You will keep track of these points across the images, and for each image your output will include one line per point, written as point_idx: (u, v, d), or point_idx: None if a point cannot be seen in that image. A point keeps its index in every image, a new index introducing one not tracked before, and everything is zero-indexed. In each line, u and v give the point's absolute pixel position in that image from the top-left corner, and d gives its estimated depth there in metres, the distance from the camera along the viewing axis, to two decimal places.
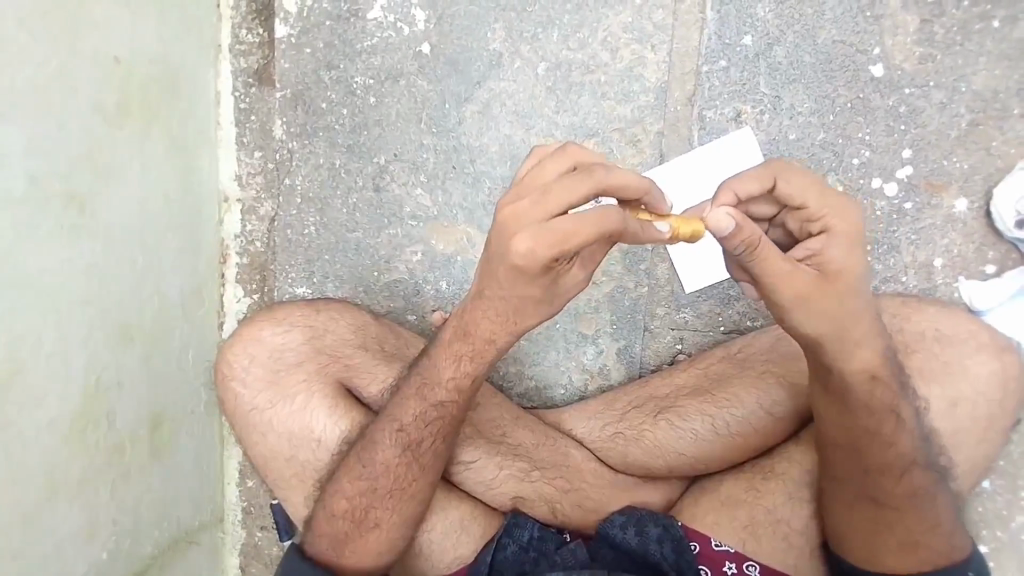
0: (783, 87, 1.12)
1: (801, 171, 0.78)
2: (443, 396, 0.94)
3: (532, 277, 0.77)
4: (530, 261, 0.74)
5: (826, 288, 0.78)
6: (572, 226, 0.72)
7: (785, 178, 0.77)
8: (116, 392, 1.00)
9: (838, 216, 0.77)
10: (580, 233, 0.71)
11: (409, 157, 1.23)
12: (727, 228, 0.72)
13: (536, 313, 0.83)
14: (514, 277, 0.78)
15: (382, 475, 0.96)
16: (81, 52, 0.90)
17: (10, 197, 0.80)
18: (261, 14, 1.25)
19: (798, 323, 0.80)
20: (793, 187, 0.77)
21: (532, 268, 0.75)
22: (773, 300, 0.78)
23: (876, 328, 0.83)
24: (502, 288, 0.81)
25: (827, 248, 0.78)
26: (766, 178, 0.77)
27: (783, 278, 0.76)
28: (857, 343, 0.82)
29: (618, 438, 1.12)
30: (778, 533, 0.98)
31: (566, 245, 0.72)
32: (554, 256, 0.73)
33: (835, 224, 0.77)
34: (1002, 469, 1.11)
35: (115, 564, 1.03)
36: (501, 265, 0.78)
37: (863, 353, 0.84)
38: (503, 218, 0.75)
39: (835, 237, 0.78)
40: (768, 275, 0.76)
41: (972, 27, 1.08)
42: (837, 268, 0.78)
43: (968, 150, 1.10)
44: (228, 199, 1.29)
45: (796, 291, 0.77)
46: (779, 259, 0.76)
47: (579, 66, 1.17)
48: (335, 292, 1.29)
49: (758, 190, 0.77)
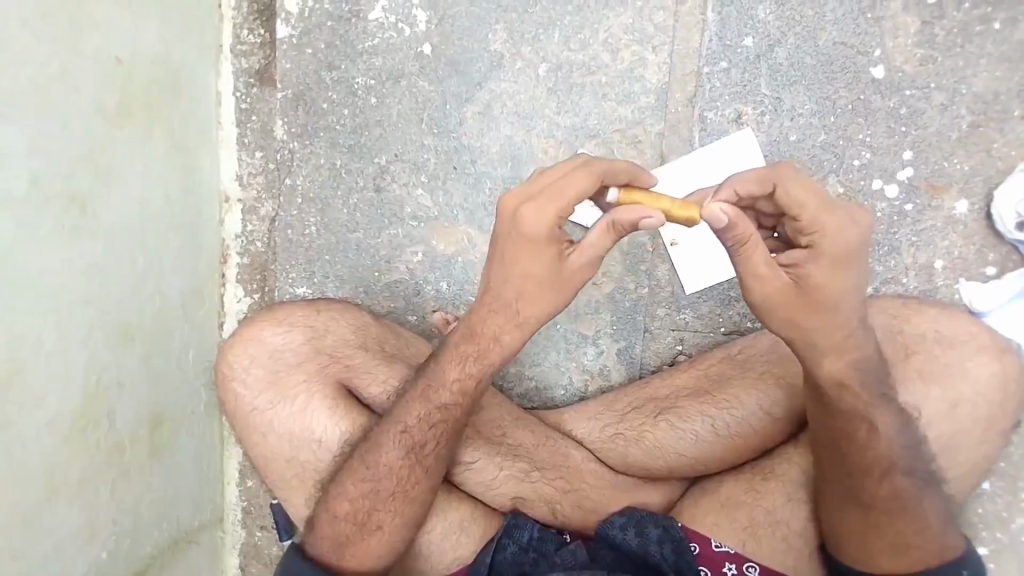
0: (784, 88, 1.13)
1: (805, 180, 0.76)
2: (446, 398, 0.95)
3: (540, 249, 0.82)
4: (536, 227, 0.80)
5: (801, 296, 0.81)
6: (565, 182, 0.78)
7: (785, 186, 0.76)
8: (116, 392, 1.00)
9: (831, 236, 0.76)
10: (571, 187, 0.77)
11: (410, 158, 1.23)
12: (720, 222, 0.74)
13: (546, 300, 0.86)
14: (521, 254, 0.83)
15: (385, 477, 0.96)
16: (82, 53, 0.90)
17: (10, 196, 0.80)
18: (262, 15, 1.25)
19: (770, 321, 0.84)
20: (792, 197, 0.76)
21: (539, 234, 0.81)
22: (747, 295, 0.82)
23: (859, 337, 0.85)
24: (507, 272, 0.85)
25: (809, 264, 0.79)
26: (767, 182, 0.76)
27: (760, 278, 0.79)
28: (826, 350, 0.85)
29: (618, 438, 1.12)
30: (778, 534, 0.98)
31: (567, 199, 0.78)
32: (559, 214, 0.79)
33: (824, 243, 0.77)
34: (1002, 470, 1.11)
35: (115, 564, 1.03)
36: (508, 246, 0.84)
37: (834, 362, 0.86)
38: (508, 202, 0.82)
39: (820, 255, 0.78)
40: (747, 273, 0.79)
41: (972, 28, 1.08)
42: (816, 283, 0.79)
43: (968, 152, 1.10)
44: (229, 199, 1.29)
45: (771, 293, 0.80)
46: (763, 261, 0.78)
47: (579, 67, 1.17)
48: (335, 292, 1.29)
49: (757, 191, 0.77)
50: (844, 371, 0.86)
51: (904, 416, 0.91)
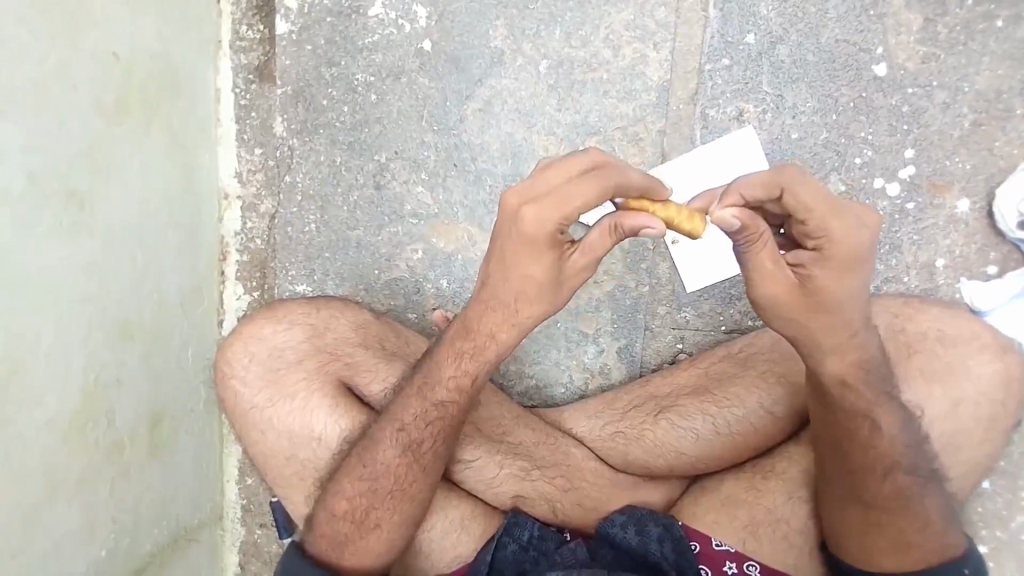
0: (786, 86, 1.12)
1: (814, 184, 0.75)
2: (443, 396, 0.95)
3: (539, 249, 0.81)
4: (538, 230, 0.78)
5: (805, 297, 0.80)
6: (574, 190, 0.76)
7: (793, 191, 0.74)
8: (115, 390, 1.00)
9: (838, 240, 0.76)
10: (578, 196, 0.75)
11: (410, 154, 1.23)
12: (732, 225, 0.75)
13: (541, 301, 0.85)
14: (521, 252, 0.82)
15: (383, 475, 0.96)
16: (81, 50, 0.89)
17: (9, 194, 0.80)
18: (262, 10, 1.24)
19: (775, 320, 0.84)
20: (799, 202, 0.75)
21: (540, 236, 0.79)
22: (752, 293, 0.82)
23: (863, 338, 0.85)
24: (506, 268, 0.84)
25: (815, 267, 0.79)
26: (773, 187, 0.75)
27: (767, 276, 0.79)
28: (831, 350, 0.85)
29: (618, 437, 1.12)
30: (778, 532, 0.98)
31: (571, 209, 0.76)
32: (561, 220, 0.77)
33: (831, 246, 0.77)
34: (1003, 469, 1.11)
35: (115, 562, 1.03)
36: (508, 242, 0.82)
37: (836, 362, 0.86)
38: (512, 199, 0.79)
39: (826, 259, 0.78)
40: (753, 270, 0.79)
41: (976, 26, 1.07)
42: (821, 284, 0.79)
43: (971, 150, 1.09)
44: (229, 196, 1.29)
45: (777, 292, 0.80)
46: (771, 257, 0.78)
47: (580, 64, 1.16)
48: (335, 290, 1.28)
49: (764, 196, 0.75)
50: (845, 369, 0.86)
51: (905, 414, 0.91)
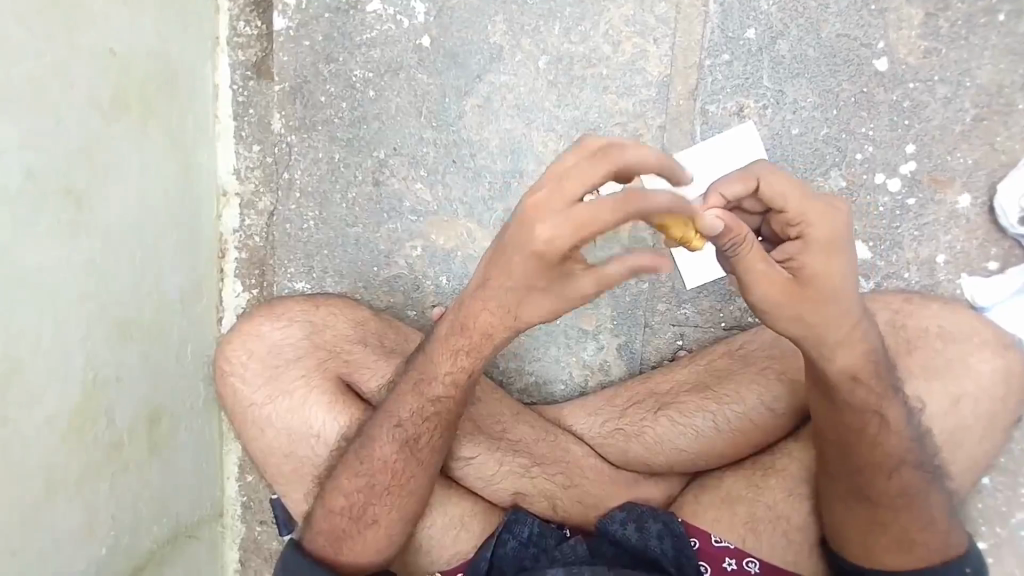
0: (786, 81, 1.11)
1: (782, 174, 0.78)
2: (440, 391, 0.94)
3: (552, 265, 0.78)
4: (549, 246, 0.75)
5: (799, 293, 0.80)
6: (593, 212, 0.71)
7: (767, 181, 0.78)
8: (115, 388, 1.00)
9: (819, 224, 0.77)
10: (598, 220, 0.71)
11: (409, 151, 1.22)
12: (718, 229, 0.75)
13: (556, 308, 0.82)
14: (531, 265, 0.78)
15: (381, 472, 0.96)
16: (79, 45, 0.89)
17: (7, 192, 0.79)
18: (260, 6, 1.24)
19: (777, 323, 0.82)
20: (775, 191, 0.77)
21: (552, 255, 0.76)
22: (749, 298, 0.81)
23: (864, 329, 0.84)
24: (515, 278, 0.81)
25: (804, 256, 0.79)
26: (748, 180, 0.78)
27: (760, 277, 0.79)
28: (836, 345, 0.83)
29: (617, 433, 1.12)
30: (778, 528, 0.98)
31: (585, 231, 0.73)
32: (575, 241, 0.74)
33: (812, 232, 0.78)
34: (1002, 466, 1.11)
35: (116, 559, 1.03)
36: (517, 256, 0.79)
37: (846, 354, 0.84)
38: (532, 205, 0.75)
39: (813, 245, 0.78)
40: (745, 274, 0.79)
41: (978, 20, 1.07)
42: (813, 275, 0.79)
43: (971, 146, 1.09)
44: (227, 192, 1.28)
45: (773, 292, 0.79)
46: (760, 257, 0.78)
47: (580, 60, 1.16)
48: (334, 286, 1.28)
49: (741, 191, 0.78)
50: (854, 362, 0.85)
51: (905, 411, 0.91)
